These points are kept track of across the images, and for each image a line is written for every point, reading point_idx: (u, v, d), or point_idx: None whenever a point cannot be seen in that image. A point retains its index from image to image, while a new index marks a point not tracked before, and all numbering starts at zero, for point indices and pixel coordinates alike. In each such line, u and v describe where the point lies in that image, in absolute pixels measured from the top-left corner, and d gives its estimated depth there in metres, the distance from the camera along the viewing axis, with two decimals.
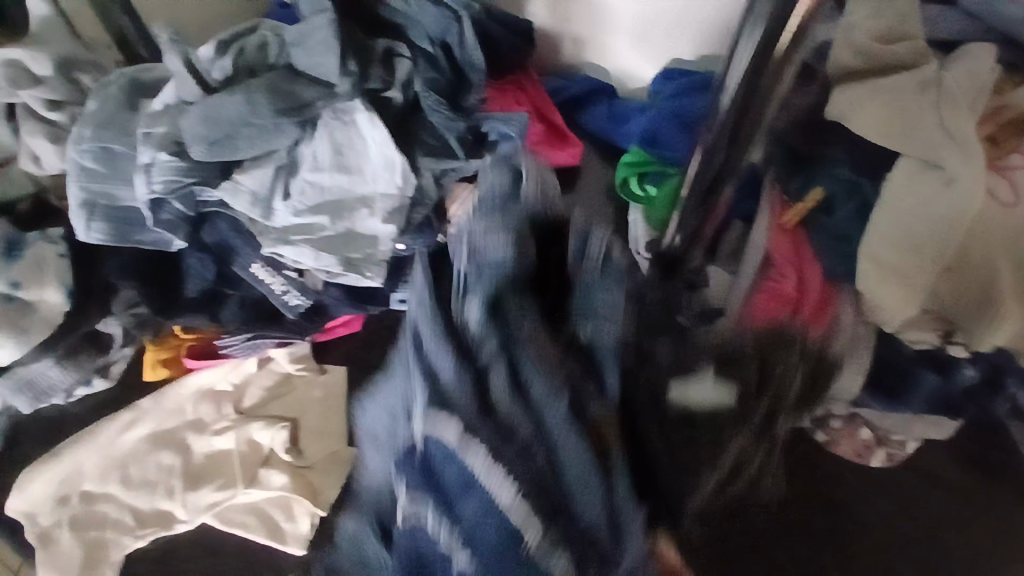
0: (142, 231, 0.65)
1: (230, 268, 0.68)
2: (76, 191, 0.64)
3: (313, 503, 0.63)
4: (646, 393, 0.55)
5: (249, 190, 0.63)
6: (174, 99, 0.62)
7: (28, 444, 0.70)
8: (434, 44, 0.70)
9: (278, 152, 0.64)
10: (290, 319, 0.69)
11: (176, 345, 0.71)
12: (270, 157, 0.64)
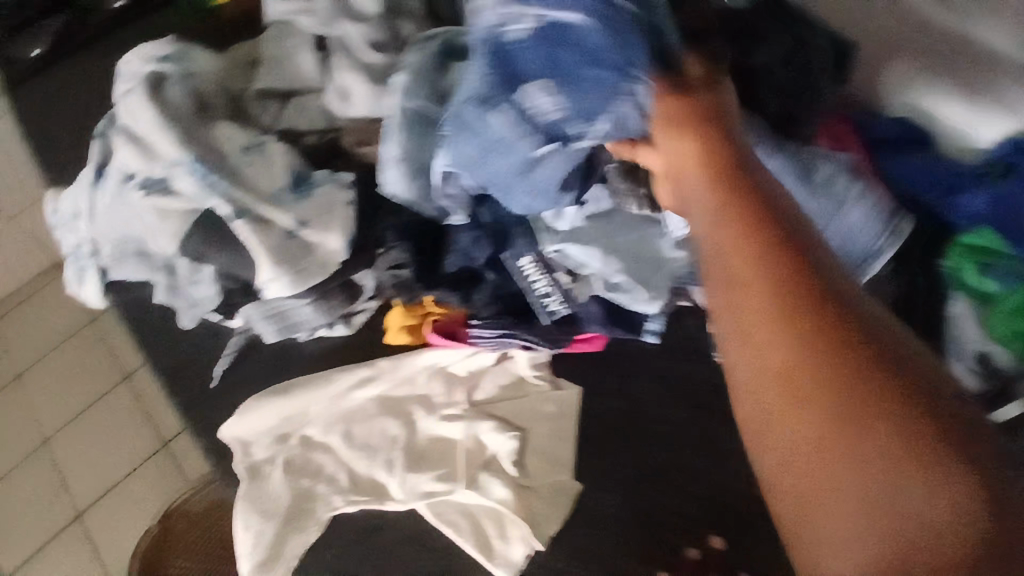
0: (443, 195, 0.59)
1: (500, 254, 0.63)
2: (402, 137, 0.57)
3: (532, 533, 0.58)
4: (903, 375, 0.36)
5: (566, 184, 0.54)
6: None
7: (258, 367, 0.71)
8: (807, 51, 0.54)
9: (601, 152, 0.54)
10: (543, 324, 0.64)
11: (421, 316, 0.69)
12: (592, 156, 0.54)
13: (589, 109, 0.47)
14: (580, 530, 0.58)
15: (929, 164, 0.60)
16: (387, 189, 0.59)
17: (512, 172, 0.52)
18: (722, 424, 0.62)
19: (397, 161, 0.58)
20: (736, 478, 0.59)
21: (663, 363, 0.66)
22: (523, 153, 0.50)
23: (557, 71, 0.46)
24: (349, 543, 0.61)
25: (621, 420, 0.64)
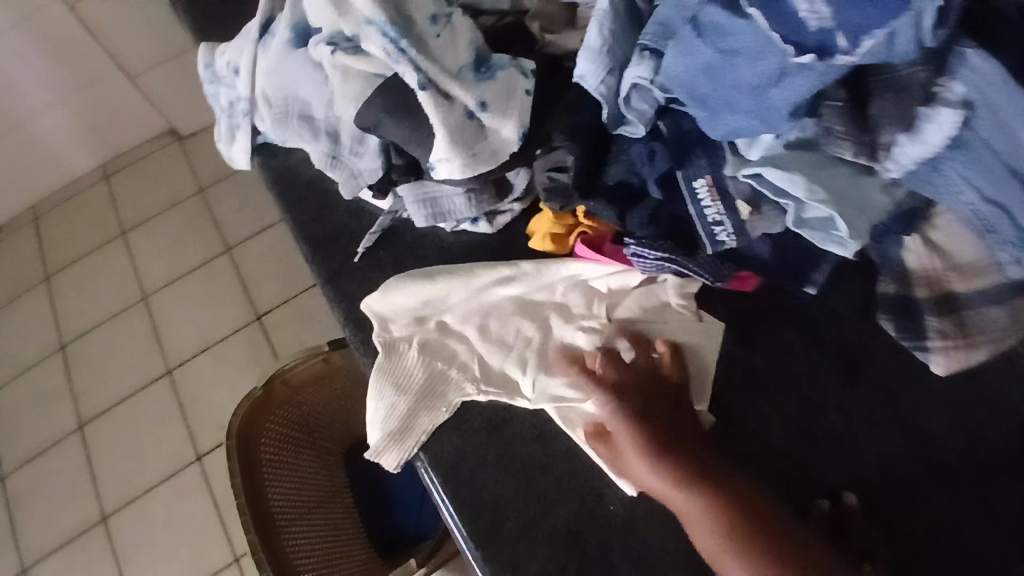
0: (639, 100, 0.58)
1: (675, 172, 0.60)
2: (602, 30, 0.57)
3: None
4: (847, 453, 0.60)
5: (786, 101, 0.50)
6: None
7: (399, 249, 0.72)
8: None
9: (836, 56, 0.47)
10: (704, 254, 0.62)
11: (571, 226, 0.67)
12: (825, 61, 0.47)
13: (860, 25, 0.45)
14: None
15: None
16: (579, 79, 0.60)
17: (750, 84, 0.50)
18: (867, 381, 0.63)
19: (597, 55, 0.58)
20: (868, 436, 0.60)
21: (811, 313, 0.65)
22: (774, 64, 0.49)
23: None
24: (473, 433, 0.63)
25: (759, 360, 0.64)
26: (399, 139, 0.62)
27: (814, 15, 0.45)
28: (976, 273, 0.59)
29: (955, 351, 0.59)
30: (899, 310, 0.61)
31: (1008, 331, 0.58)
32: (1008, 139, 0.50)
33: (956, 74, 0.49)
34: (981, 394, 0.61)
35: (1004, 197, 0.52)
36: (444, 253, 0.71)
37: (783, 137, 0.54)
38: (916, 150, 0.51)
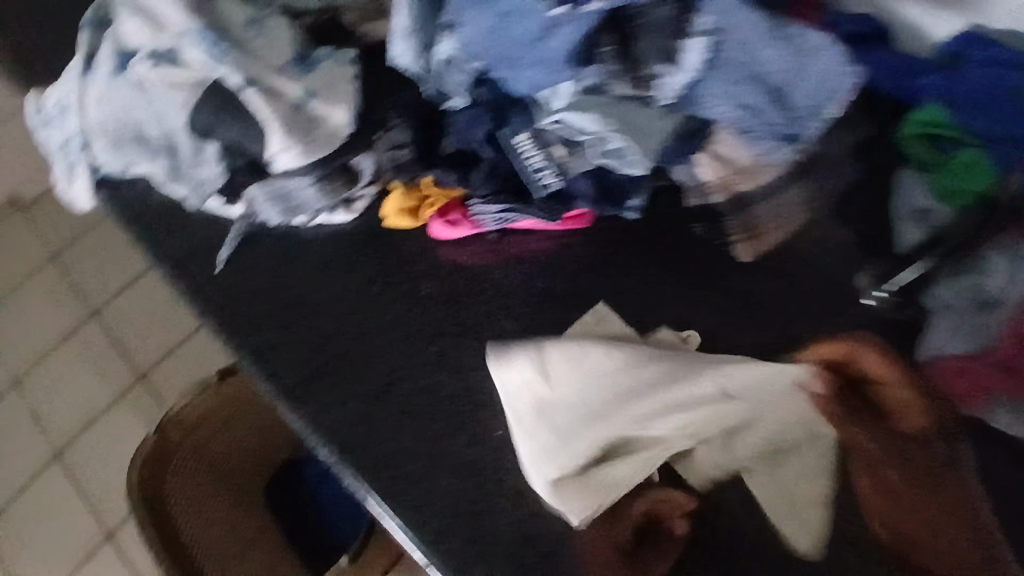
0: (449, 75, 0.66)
1: (498, 130, 0.68)
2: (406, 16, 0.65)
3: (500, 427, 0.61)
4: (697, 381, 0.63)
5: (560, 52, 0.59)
6: None
7: (264, 250, 0.74)
8: None
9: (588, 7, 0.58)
10: (537, 199, 0.69)
11: (420, 196, 0.72)
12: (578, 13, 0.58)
13: None
14: None
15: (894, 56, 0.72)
16: (396, 60, 0.67)
17: (529, 37, 0.59)
18: (697, 280, 0.71)
19: (407, 38, 0.65)
20: (705, 325, 0.69)
21: (641, 234, 0.74)
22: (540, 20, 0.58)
23: None
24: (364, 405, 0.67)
25: (604, 284, 0.71)
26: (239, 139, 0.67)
27: None
28: (752, 172, 0.70)
29: (750, 239, 0.72)
30: (703, 216, 0.73)
31: (787, 214, 0.72)
32: (746, 51, 0.60)
33: (705, 10, 0.59)
34: (788, 269, 0.71)
35: (751, 98, 0.62)
36: (302, 244, 0.74)
37: (581, 82, 0.61)
38: (682, 79, 0.61)
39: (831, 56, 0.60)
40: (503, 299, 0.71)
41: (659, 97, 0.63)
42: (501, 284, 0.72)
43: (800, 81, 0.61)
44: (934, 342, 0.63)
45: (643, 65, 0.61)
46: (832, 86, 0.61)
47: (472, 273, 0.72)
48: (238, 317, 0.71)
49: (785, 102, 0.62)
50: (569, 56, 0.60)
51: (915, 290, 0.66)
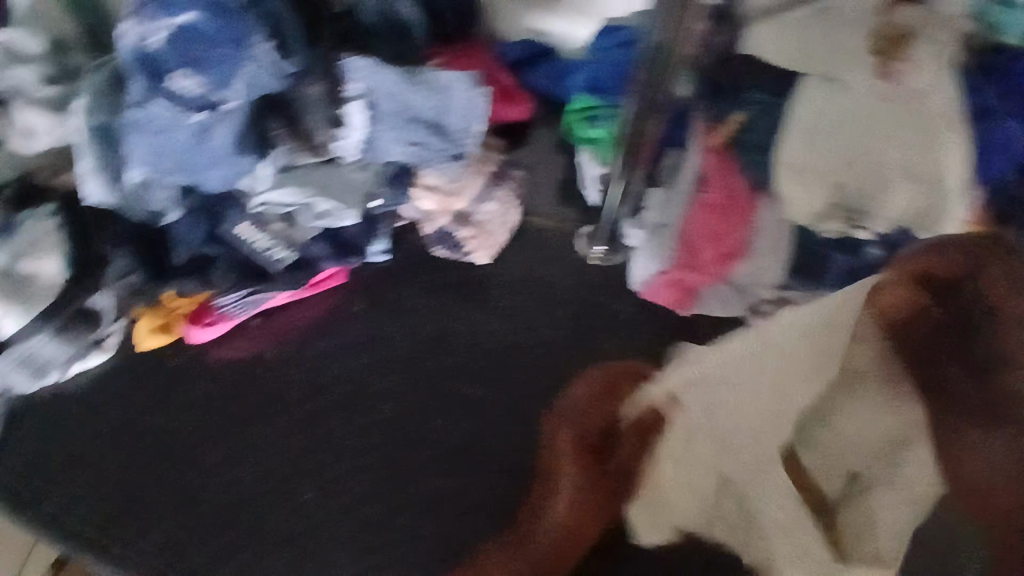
0: (148, 196, 0.70)
1: (217, 228, 0.73)
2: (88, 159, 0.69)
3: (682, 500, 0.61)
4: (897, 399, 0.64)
5: (219, 149, 0.63)
6: (137, 40, 0.60)
7: (30, 418, 0.73)
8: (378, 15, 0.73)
9: (232, 104, 0.62)
10: (274, 274, 0.74)
11: (169, 312, 0.76)
12: (226, 112, 0.62)
13: (224, 78, 0.61)
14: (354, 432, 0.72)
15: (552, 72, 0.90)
16: (92, 199, 0.70)
17: (188, 144, 0.62)
18: (453, 299, 0.81)
19: (96, 176, 0.69)
20: (469, 332, 0.79)
21: (394, 274, 0.81)
22: (189, 129, 0.62)
23: (190, 61, 0.60)
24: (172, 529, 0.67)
25: (373, 327, 0.78)
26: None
27: (189, 87, 0.60)
28: (464, 189, 0.80)
29: (482, 243, 0.81)
30: (440, 239, 0.81)
31: (506, 214, 0.82)
32: (395, 102, 0.68)
33: (348, 76, 0.66)
34: (521, 263, 0.83)
35: (413, 136, 0.69)
36: (69, 397, 0.74)
37: (274, 164, 0.68)
38: (351, 136, 0.68)
39: (462, 86, 0.69)
40: (281, 373, 0.76)
41: (339, 155, 0.69)
42: (276, 361, 0.76)
43: (451, 114, 0.70)
44: (639, 272, 0.78)
45: (311, 134, 0.67)
46: (474, 109, 0.70)
47: (245, 361, 0.76)
48: (11, 495, 0.68)
49: (442, 132, 0.70)
50: (232, 149, 0.64)
51: (620, 238, 0.82)
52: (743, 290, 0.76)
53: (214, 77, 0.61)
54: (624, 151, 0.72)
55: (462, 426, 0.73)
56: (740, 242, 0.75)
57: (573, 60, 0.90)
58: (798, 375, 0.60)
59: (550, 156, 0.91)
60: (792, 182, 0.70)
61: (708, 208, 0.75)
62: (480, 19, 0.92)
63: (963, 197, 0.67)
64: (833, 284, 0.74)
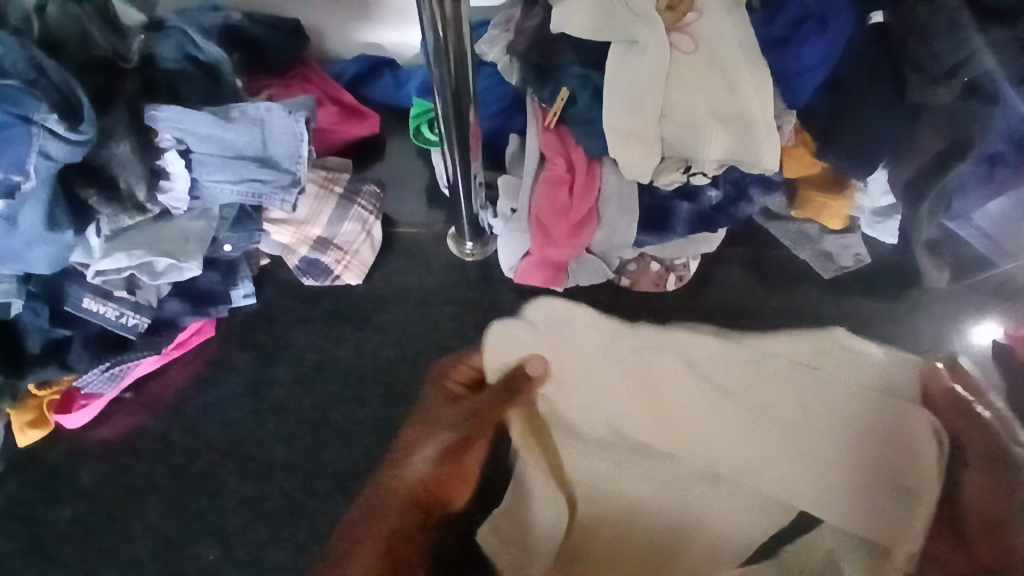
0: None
1: (63, 307, 0.71)
2: None
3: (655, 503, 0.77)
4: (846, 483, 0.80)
5: (30, 230, 0.63)
6: None
7: None
8: (180, 60, 0.73)
9: (28, 185, 0.60)
10: (135, 339, 0.72)
11: (37, 404, 0.73)
12: (26, 194, 0.61)
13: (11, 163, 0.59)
14: (253, 481, 0.71)
15: (392, 82, 0.91)
16: None
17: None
18: (332, 324, 0.80)
19: None
20: (355, 354, 0.79)
21: (267, 313, 0.81)
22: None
23: None
24: None
25: (254, 372, 0.77)
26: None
27: None
28: (317, 215, 0.79)
29: (349, 264, 0.80)
30: (307, 269, 0.80)
31: (367, 231, 0.81)
32: (210, 142, 0.69)
33: (158, 128, 0.67)
34: (394, 274, 0.84)
35: (239, 174, 0.70)
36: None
37: (102, 232, 0.67)
38: (178, 185, 0.69)
39: (275, 114, 0.70)
40: (164, 441, 0.74)
41: (171, 208, 0.70)
42: (157, 430, 0.74)
43: (272, 142, 0.71)
44: (507, 261, 0.81)
45: (131, 194, 0.66)
46: (293, 135, 0.71)
47: (124, 437, 0.74)
48: None
49: (269, 164, 0.71)
50: (44, 227, 0.63)
51: (485, 229, 0.84)
52: (607, 254, 0.79)
53: (6, 162, 0.59)
54: (455, 147, 0.73)
55: (358, 451, 0.73)
56: (590, 210, 0.77)
57: (411, 67, 0.91)
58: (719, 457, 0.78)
59: (406, 164, 0.91)
60: (621, 148, 0.72)
61: (551, 183, 0.76)
62: (309, 42, 0.91)
63: (768, 126, 0.71)
64: (681, 231, 0.78)
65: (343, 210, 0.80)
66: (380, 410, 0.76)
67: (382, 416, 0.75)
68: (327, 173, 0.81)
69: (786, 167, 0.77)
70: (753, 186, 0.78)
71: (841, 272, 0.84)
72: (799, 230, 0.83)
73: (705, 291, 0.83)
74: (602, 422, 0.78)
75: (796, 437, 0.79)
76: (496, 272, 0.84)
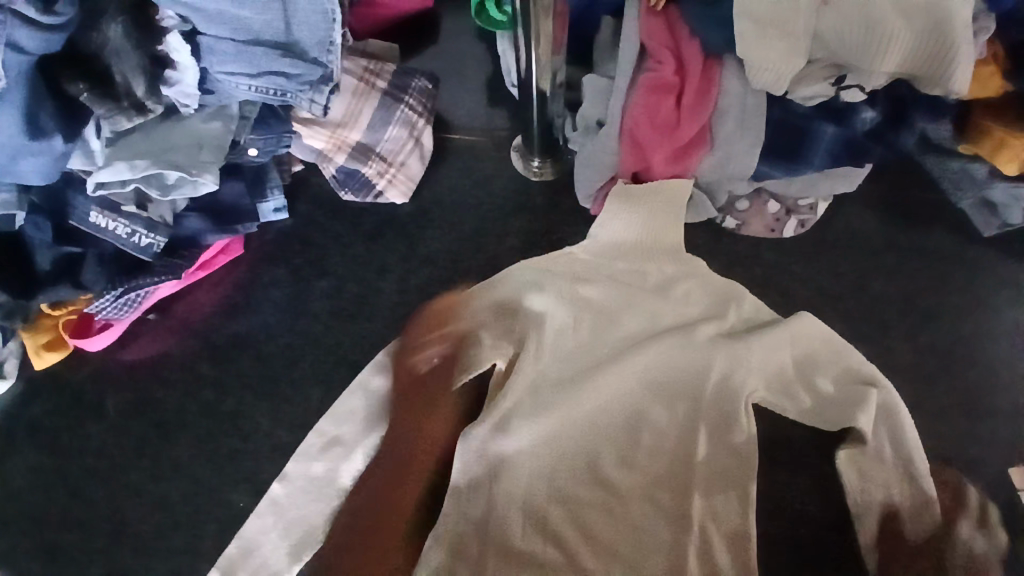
0: None
1: (69, 222, 0.62)
2: None
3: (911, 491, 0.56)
4: (919, 300, 0.64)
5: (9, 141, 0.50)
6: None
7: None
8: None
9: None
10: (152, 262, 0.63)
11: (52, 324, 0.66)
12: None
13: None
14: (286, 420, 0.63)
15: None
16: None
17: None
18: (376, 252, 0.69)
19: None
20: (398, 286, 0.67)
21: (301, 230, 0.70)
22: None
23: None
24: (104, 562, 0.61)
25: (285, 299, 0.68)
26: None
27: None
28: (356, 116, 0.66)
29: (394, 179, 0.68)
30: (345, 181, 0.68)
31: (415, 138, 0.68)
32: (224, 21, 0.53)
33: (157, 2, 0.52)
34: (446, 190, 0.71)
35: (256, 64, 0.55)
36: None
37: (103, 134, 0.55)
38: (185, 78, 0.55)
39: None
40: (192, 371, 0.66)
41: (179, 105, 0.56)
42: (184, 357, 0.66)
43: (300, 22, 0.55)
44: (583, 187, 0.65)
45: (127, 89, 0.53)
46: (322, 14, 0.55)
47: (151, 363, 0.66)
48: None
49: (293, 53, 0.56)
50: (25, 135, 0.51)
51: (559, 142, 0.68)
52: (711, 188, 0.63)
53: None
54: (531, 32, 0.56)
55: (308, 471, 0.60)
56: (703, 128, 0.59)
57: None
58: (812, 398, 0.59)
59: (461, 50, 0.72)
60: (752, 44, 0.55)
61: (653, 90, 0.58)
62: None
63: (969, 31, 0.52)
64: (818, 163, 0.61)
65: (393, 109, 0.67)
66: (363, 427, 0.60)
67: (345, 447, 0.60)
68: (370, 62, 0.66)
69: (975, 90, 0.57)
70: (918, 108, 0.59)
71: (1006, 230, 0.65)
72: (962, 170, 0.63)
73: (829, 238, 0.66)
74: (620, 424, 0.59)
75: (848, 370, 0.58)
76: (569, 199, 0.68)
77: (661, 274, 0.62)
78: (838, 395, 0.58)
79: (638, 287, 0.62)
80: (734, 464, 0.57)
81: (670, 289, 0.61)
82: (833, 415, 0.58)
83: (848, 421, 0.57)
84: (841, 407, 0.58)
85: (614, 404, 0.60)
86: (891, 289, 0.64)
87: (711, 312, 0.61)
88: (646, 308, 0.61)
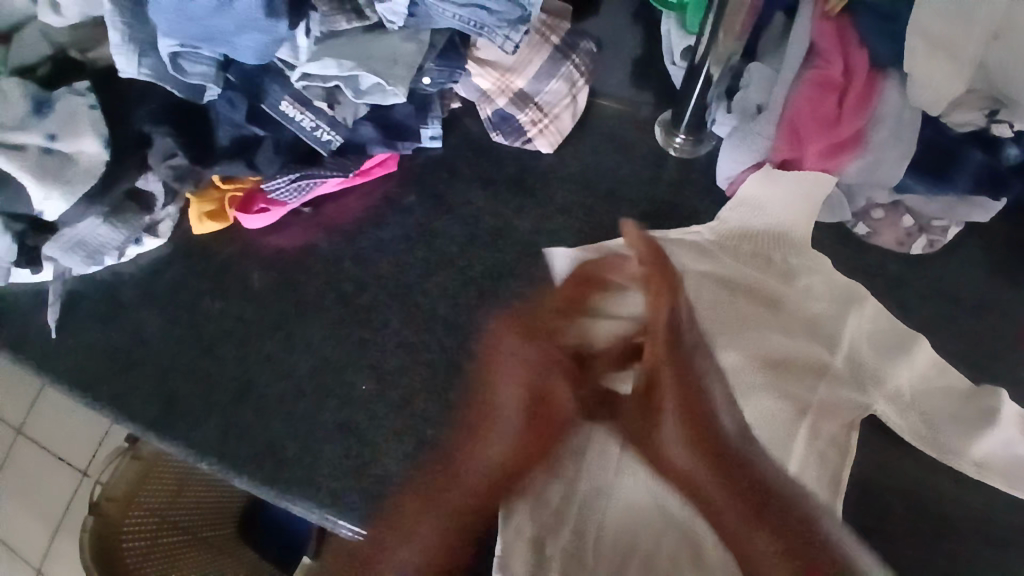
0: (189, 64, 0.64)
1: (260, 106, 0.69)
2: (119, 32, 0.63)
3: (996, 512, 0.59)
4: None
5: (245, 12, 0.57)
6: None
7: (91, 304, 0.73)
8: None
9: None
10: (326, 157, 0.70)
11: (218, 197, 0.72)
12: None
13: None
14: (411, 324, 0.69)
15: None
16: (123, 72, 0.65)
17: (210, 8, 0.57)
18: (515, 192, 0.74)
19: (125, 49, 0.63)
20: (530, 226, 0.72)
21: (449, 160, 0.76)
22: None
23: None
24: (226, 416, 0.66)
25: (426, 219, 0.73)
26: (3, 207, 0.67)
27: None
28: (526, 64, 0.72)
29: (546, 129, 0.73)
30: (499, 124, 0.74)
31: (573, 95, 0.74)
32: None
33: None
34: (587, 149, 0.75)
35: None
36: (114, 283, 0.74)
37: (312, 33, 0.62)
38: None
39: None
40: (332, 265, 0.72)
41: (386, 21, 0.62)
42: (328, 252, 0.73)
43: None
44: (727, 167, 0.68)
45: None
46: None
47: (296, 251, 0.73)
48: (84, 375, 0.70)
49: None
50: (262, 12, 0.57)
51: (707, 125, 0.72)
52: (851, 192, 0.66)
53: None
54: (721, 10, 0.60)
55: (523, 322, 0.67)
56: (859, 131, 0.63)
57: None
58: (924, 410, 0.60)
59: (627, 24, 0.77)
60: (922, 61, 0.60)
61: (820, 86, 0.63)
62: None
63: None
64: (961, 187, 0.64)
65: (559, 64, 0.73)
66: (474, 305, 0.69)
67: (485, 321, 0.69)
68: (547, 17, 0.73)
69: None
70: None
71: None
72: None
73: (951, 263, 0.68)
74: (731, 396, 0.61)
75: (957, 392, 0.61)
76: (703, 179, 0.73)
77: (789, 264, 0.66)
78: (948, 411, 0.60)
79: (763, 272, 0.66)
80: (832, 452, 0.60)
81: (794, 280, 0.65)
82: (946, 431, 0.60)
83: (955, 436, 0.59)
84: (952, 423, 0.60)
85: (730, 375, 0.62)
86: (1006, 321, 0.66)
87: (831, 308, 0.64)
88: (768, 293, 0.65)
